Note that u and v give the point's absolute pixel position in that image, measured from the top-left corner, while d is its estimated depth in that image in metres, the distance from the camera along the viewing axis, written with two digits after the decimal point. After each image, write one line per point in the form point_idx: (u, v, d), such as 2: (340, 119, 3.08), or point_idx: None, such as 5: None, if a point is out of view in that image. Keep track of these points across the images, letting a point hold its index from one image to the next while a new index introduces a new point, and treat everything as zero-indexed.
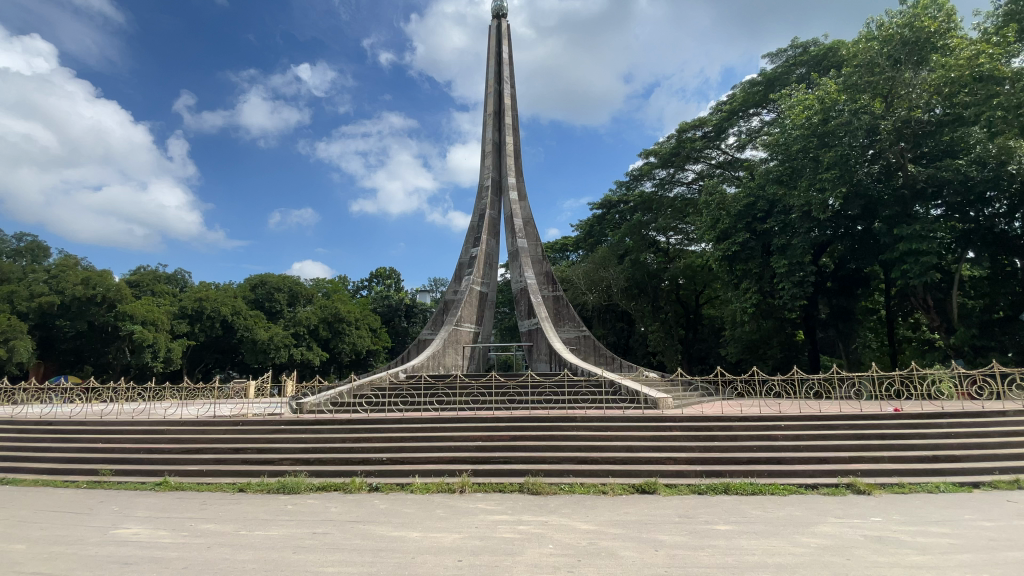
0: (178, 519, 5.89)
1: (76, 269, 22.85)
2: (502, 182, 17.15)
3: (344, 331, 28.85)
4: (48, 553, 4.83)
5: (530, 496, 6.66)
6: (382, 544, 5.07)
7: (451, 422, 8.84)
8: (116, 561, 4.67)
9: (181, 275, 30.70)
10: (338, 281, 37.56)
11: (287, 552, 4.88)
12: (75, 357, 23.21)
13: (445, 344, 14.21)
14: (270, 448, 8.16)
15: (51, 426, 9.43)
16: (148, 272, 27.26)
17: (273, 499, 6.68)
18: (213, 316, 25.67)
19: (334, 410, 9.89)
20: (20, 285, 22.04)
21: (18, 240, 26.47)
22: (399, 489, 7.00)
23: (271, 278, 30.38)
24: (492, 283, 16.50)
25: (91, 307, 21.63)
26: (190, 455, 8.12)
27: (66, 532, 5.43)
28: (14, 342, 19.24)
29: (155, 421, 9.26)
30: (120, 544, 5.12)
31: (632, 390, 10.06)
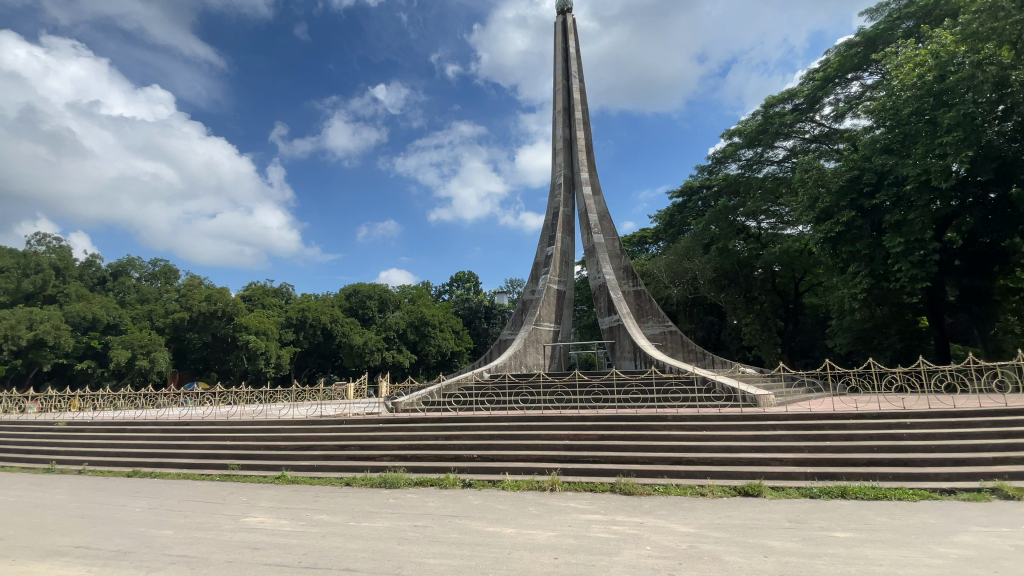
0: (295, 510, 6.45)
1: (200, 287, 25.87)
2: (575, 177, 16.98)
3: (430, 334, 30.20)
4: (193, 538, 5.50)
5: (623, 496, 6.50)
6: (478, 539, 5.21)
7: (539, 420, 8.90)
8: (246, 546, 5.21)
9: (285, 288, 33.74)
10: (422, 287, 39.34)
11: (390, 543, 5.16)
12: (202, 365, 26.27)
13: (525, 344, 14.32)
14: (370, 444, 8.72)
15: (189, 426, 10.80)
16: (259, 286, 30.19)
17: (375, 493, 7.11)
18: (315, 325, 28.08)
19: (426, 409, 10.39)
20: (157, 304, 25.41)
21: (154, 265, 30.45)
22: (491, 486, 7.16)
23: (363, 287, 32.46)
24: (570, 281, 16.36)
25: (214, 320, 24.41)
26: (303, 451, 8.89)
27: (205, 519, 6.17)
28: (155, 352, 22.19)
29: (272, 421, 10.27)
30: (249, 530, 5.71)
31: (727, 386, 9.50)
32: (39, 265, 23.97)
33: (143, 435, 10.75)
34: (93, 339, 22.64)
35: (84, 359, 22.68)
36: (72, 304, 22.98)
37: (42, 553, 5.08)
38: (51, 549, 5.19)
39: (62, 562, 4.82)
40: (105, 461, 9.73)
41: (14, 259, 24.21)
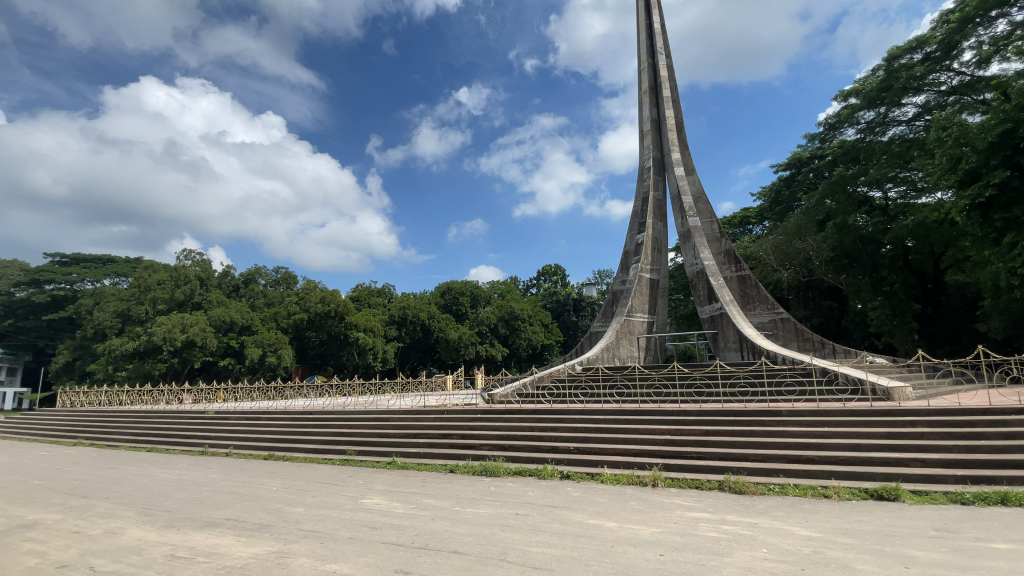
0: (407, 494, 6.91)
1: (315, 290, 28.57)
2: (665, 159, 16.23)
3: (521, 328, 30.76)
4: (320, 515, 6.11)
5: (733, 495, 6.10)
6: (579, 531, 5.20)
7: (637, 414, 8.67)
8: (365, 525, 5.67)
9: (387, 288, 36.11)
10: (511, 282, 40.09)
11: (495, 530, 5.33)
12: (320, 360, 28.93)
13: (617, 336, 13.98)
14: (470, 435, 9.08)
15: (311, 415, 12.00)
16: (365, 287, 32.60)
17: (478, 481, 7.39)
18: (415, 321, 29.92)
19: (521, 400, 10.60)
20: (281, 307, 28.49)
21: (276, 272, 34.01)
22: (590, 478, 7.11)
23: (456, 284, 33.81)
24: (664, 269, 15.69)
25: (329, 320, 26.84)
26: (410, 440, 9.51)
27: (330, 499, 6.82)
28: (281, 349, 25.00)
29: (381, 412, 11.10)
30: (366, 511, 6.22)
31: (853, 378, 8.56)
32: (187, 276, 27.91)
33: (274, 423, 12.15)
34: (231, 339, 25.98)
35: (224, 357, 26.04)
36: (214, 309, 26.51)
37: (203, 524, 5.94)
38: (209, 520, 6.06)
39: (219, 532, 5.60)
40: (246, 445, 11.15)
41: (169, 272, 28.45)
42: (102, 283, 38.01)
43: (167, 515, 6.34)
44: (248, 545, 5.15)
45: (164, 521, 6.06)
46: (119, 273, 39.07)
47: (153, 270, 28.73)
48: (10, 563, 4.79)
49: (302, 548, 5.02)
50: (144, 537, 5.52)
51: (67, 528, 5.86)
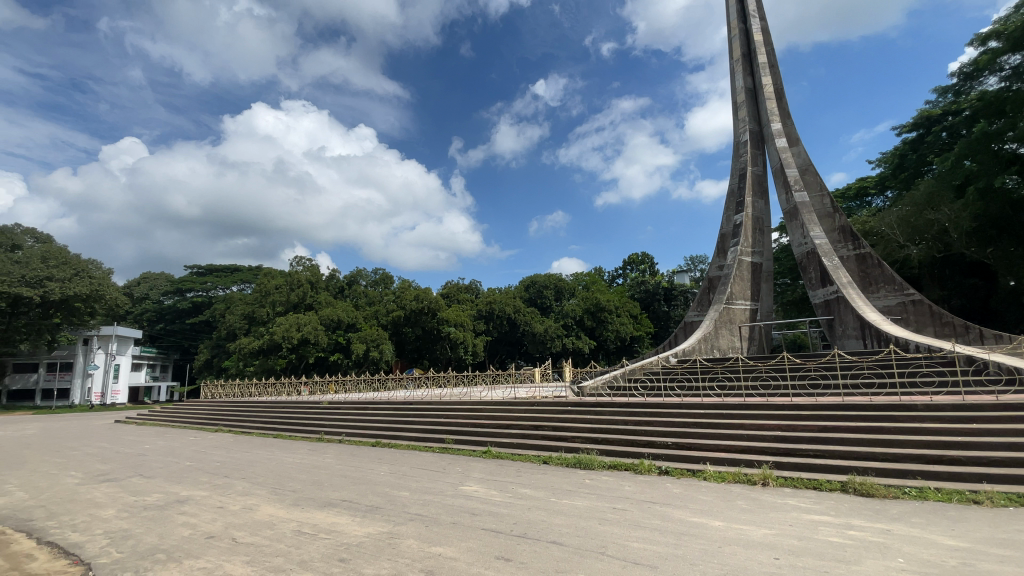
0: (503, 483, 7.07)
1: (409, 288, 30.26)
2: (764, 130, 14.97)
3: (608, 320, 30.18)
4: (425, 500, 6.46)
5: (859, 498, 5.48)
6: (683, 529, 4.96)
7: (740, 408, 8.12)
8: (466, 511, 5.89)
9: (474, 284, 37.21)
10: (596, 273, 39.52)
11: (592, 523, 5.27)
12: (417, 354, 30.30)
13: (716, 326, 13.17)
14: (562, 427, 9.08)
15: (411, 406, 12.72)
16: (454, 284, 33.76)
17: (572, 473, 7.37)
18: (501, 315, 30.61)
19: (613, 393, 10.39)
20: (380, 306, 30.67)
21: (374, 272, 36.20)
22: (691, 475, 6.78)
23: (540, 277, 34.01)
24: (766, 251, 14.51)
25: (423, 316, 28.37)
26: (503, 430, 9.74)
27: (432, 485, 7.19)
28: (382, 344, 26.88)
29: (475, 403, 11.50)
30: (466, 498, 6.46)
31: (1010, 366, 7.31)
32: (299, 280, 30.79)
33: (379, 412, 13.08)
34: (339, 336, 28.19)
35: (334, 352, 28.30)
36: (323, 310, 29.04)
37: (323, 503, 6.55)
38: (328, 500, 6.66)
39: (336, 512, 6.12)
40: (355, 433, 12.09)
41: (284, 277, 31.61)
42: (231, 289, 43.29)
43: (293, 494, 7.06)
44: (361, 525, 5.57)
45: (290, 500, 6.75)
46: (243, 280, 44.21)
47: (272, 276, 32.05)
48: (172, 532, 5.61)
49: (409, 529, 5.33)
50: (276, 513, 6.19)
51: (214, 503, 6.74)
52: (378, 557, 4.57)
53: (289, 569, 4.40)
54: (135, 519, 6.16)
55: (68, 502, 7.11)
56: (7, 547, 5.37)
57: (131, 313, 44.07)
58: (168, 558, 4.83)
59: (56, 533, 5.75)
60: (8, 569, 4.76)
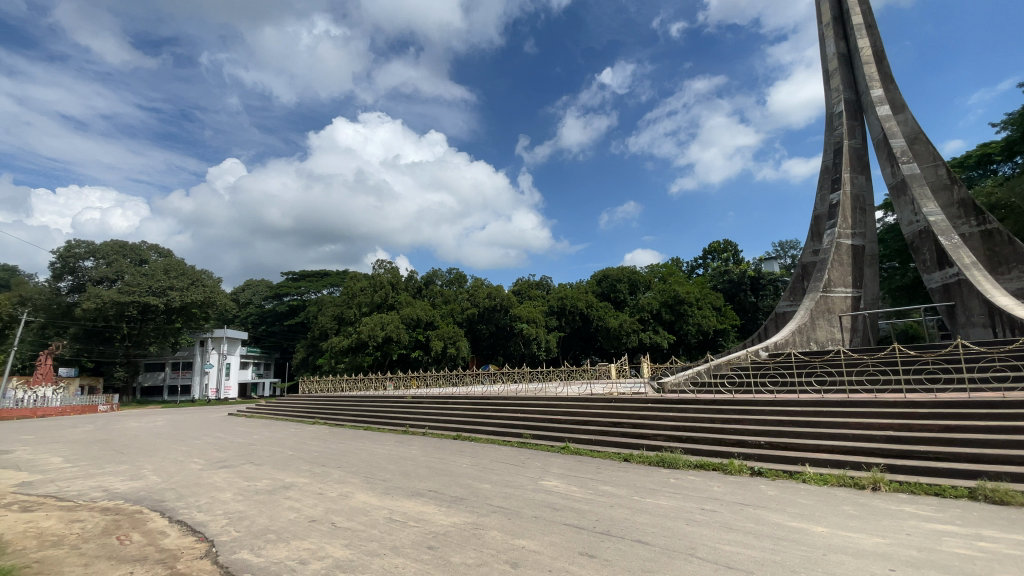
0: (583, 478, 7.03)
1: (481, 286, 30.94)
2: (862, 99, 13.56)
3: (687, 313, 28.88)
4: (506, 493, 6.58)
5: (993, 507, 4.81)
6: (779, 533, 4.64)
7: (842, 405, 7.44)
8: (547, 506, 5.92)
9: (545, 280, 37.17)
10: (673, 265, 37.98)
11: (679, 523, 5.07)
12: (491, 350, 30.97)
13: (812, 317, 12.15)
14: (643, 424, 8.84)
15: (489, 401, 13.00)
16: (525, 281, 33.92)
17: (655, 471, 7.15)
18: (573, 311, 30.35)
19: (696, 389, 9.93)
20: (455, 304, 31.68)
21: (449, 273, 37.36)
22: (787, 476, 6.32)
23: (612, 271, 33.32)
24: (870, 232, 13.15)
25: (496, 313, 29.13)
26: (582, 426, 9.67)
27: (512, 478, 7.30)
28: (458, 341, 27.74)
29: (552, 399, 11.52)
30: (546, 492, 6.49)
31: None
32: (381, 282, 32.53)
33: (459, 407, 13.51)
34: (418, 334, 29.39)
35: (414, 349, 29.62)
36: (403, 309, 30.44)
37: (410, 493, 6.87)
38: (415, 490, 6.98)
39: (423, 501, 6.41)
40: (437, 427, 12.57)
41: (368, 280, 33.55)
42: (321, 293, 46.74)
43: (383, 484, 7.49)
44: (447, 514, 5.78)
45: (380, 489, 7.16)
46: (332, 284, 47.50)
47: (357, 279, 34.20)
48: (279, 515, 6.16)
49: (493, 521, 5.45)
50: (369, 500, 6.59)
51: (315, 490, 7.32)
52: (464, 546, 4.72)
53: (382, 553, 4.67)
54: (249, 502, 6.84)
55: (194, 485, 8.06)
56: (147, 523, 6.18)
57: (239, 317, 48.98)
58: (278, 538, 5.32)
59: (186, 513, 6.54)
60: (150, 541, 5.48)
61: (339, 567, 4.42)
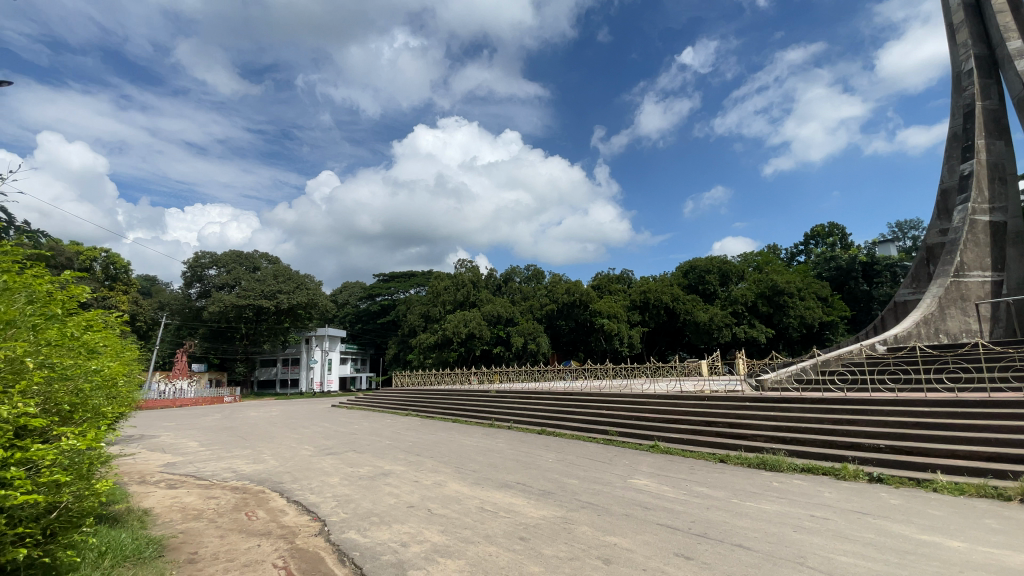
0: (674, 478, 6.79)
1: (561, 281, 30.83)
2: (998, 52, 11.66)
3: (787, 304, 26.65)
4: (595, 489, 6.53)
5: None
6: (905, 546, 4.17)
7: (982, 405, 6.48)
8: (638, 504, 5.79)
9: (627, 274, 36.08)
10: (769, 252, 35.21)
11: (784, 529, 4.73)
12: (572, 346, 30.89)
13: (941, 306, 10.68)
14: (740, 424, 8.33)
15: (573, 397, 12.92)
16: (605, 275, 33.19)
17: (755, 474, 6.72)
18: (658, 305, 29.19)
19: (801, 387, 9.17)
20: (535, 300, 31.89)
21: (527, 269, 37.56)
22: (913, 485, 5.64)
23: (700, 262, 31.70)
24: (1013, 206, 11.29)
25: (575, 308, 28.61)
26: (672, 424, 9.32)
27: (600, 475, 7.22)
28: (538, 337, 27.90)
29: (640, 396, 11.22)
30: (636, 491, 6.35)
31: None
32: (463, 281, 33.54)
33: (543, 402, 13.60)
34: (500, 330, 29.95)
35: (496, 345, 30.22)
36: (484, 306, 31.15)
37: (500, 484, 7.05)
38: (504, 482, 7.15)
39: (513, 493, 6.55)
40: (523, 421, 12.76)
41: (451, 279, 34.74)
42: (409, 292, 49.26)
43: (473, 474, 7.77)
44: (536, 507, 5.87)
45: (471, 479, 7.43)
46: (419, 283, 49.78)
47: (441, 278, 35.57)
48: (381, 500, 6.61)
49: (582, 516, 5.43)
50: (461, 490, 6.87)
51: (411, 477, 7.77)
52: (555, 539, 4.76)
53: (476, 541, 4.85)
54: (354, 487, 7.42)
55: (306, 469, 8.90)
56: (270, 501, 6.94)
57: (338, 316, 53.08)
58: (381, 521, 5.71)
59: (300, 494, 7.23)
60: (272, 518, 6.14)
61: (438, 552, 4.66)
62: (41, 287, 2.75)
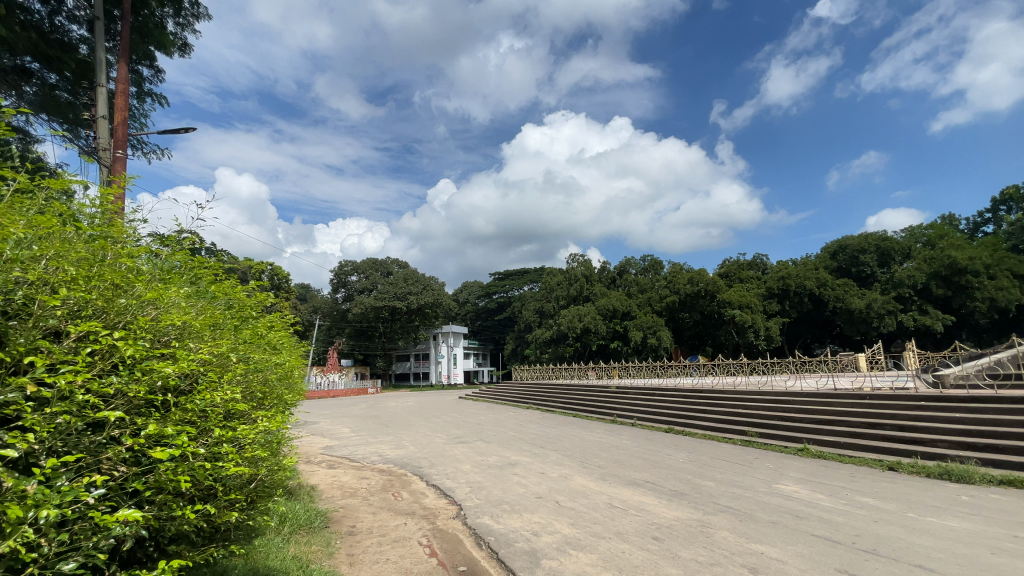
0: (830, 486, 6.02)
1: (681, 271, 29.11)
2: None
3: (972, 285, 22.20)
4: (734, 493, 6.05)
5: None
6: None
7: None
8: (787, 512, 5.24)
9: (760, 259, 32.78)
10: (942, 224, 29.60)
11: (980, 551, 3.94)
12: (698, 340, 29.06)
13: None
14: (914, 426, 7.10)
15: (702, 394, 12.11)
16: (733, 261, 30.61)
17: (936, 485, 5.69)
18: (800, 292, 26.13)
19: (997, 384, 7.52)
20: (654, 292, 30.57)
21: (644, 260, 36.09)
22: None
23: (851, 241, 27.77)
24: None
25: (700, 300, 26.79)
26: (824, 426, 8.28)
27: (740, 478, 6.68)
28: (659, 331, 26.74)
29: (782, 393, 10.14)
30: (783, 497, 5.75)
31: None
32: (576, 275, 33.25)
33: (669, 398, 12.97)
34: (616, 324, 29.22)
35: (613, 339, 29.54)
36: (599, 300, 30.61)
37: (628, 482, 6.88)
38: (632, 479, 6.97)
39: (642, 491, 6.35)
40: (647, 418, 12.29)
41: (564, 274, 34.75)
42: (524, 289, 50.45)
43: (599, 469, 7.68)
44: (669, 507, 5.62)
45: (598, 474, 7.36)
46: (532, 280, 50.73)
47: (554, 273, 35.84)
48: (510, 489, 6.86)
49: (721, 521, 5.07)
50: (588, 484, 6.84)
51: (538, 469, 7.93)
52: (692, 542, 4.50)
53: (607, 537, 4.79)
54: (484, 475, 7.80)
55: (441, 457, 9.57)
56: (411, 484, 7.59)
57: (459, 315, 56.24)
58: (512, 509, 5.93)
59: (437, 479, 7.80)
60: (415, 499, 6.70)
61: (569, 543, 4.70)
62: (234, 294, 3.30)
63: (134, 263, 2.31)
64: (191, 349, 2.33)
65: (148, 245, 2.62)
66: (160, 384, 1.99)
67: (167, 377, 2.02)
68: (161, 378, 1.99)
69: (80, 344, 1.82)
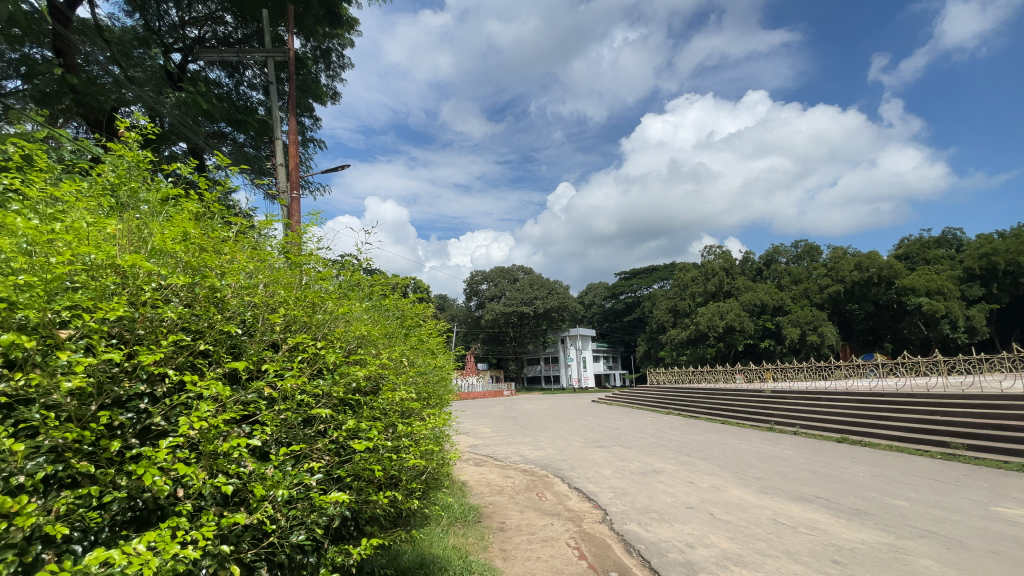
0: None
1: (845, 255, 25.12)
2: None
3: None
4: (935, 515, 5.05)
5: None
6: None
7: None
8: (1015, 541, 4.23)
9: (952, 234, 27.13)
10: None
11: None
12: (873, 335, 25.05)
13: None
14: None
15: (883, 398, 10.35)
16: (914, 241, 25.81)
17: None
18: (1014, 271, 21.08)
19: None
20: (811, 283, 27.10)
21: (795, 248, 32.07)
22: None
23: None
24: None
25: (872, 287, 23.06)
26: None
27: (943, 499, 5.55)
28: (822, 328, 23.71)
29: (997, 396, 8.22)
30: (1008, 523, 4.65)
31: None
32: (713, 269, 30.88)
33: (839, 403, 11.32)
34: (765, 321, 26.50)
35: (764, 338, 26.84)
36: (743, 295, 28.01)
37: (794, 496, 6.16)
38: (799, 494, 6.22)
39: (813, 508, 5.62)
40: (812, 426, 10.89)
41: (699, 269, 32.52)
42: (655, 287, 48.36)
43: (757, 481, 6.99)
44: (849, 528, 4.89)
45: (756, 487, 6.70)
46: (662, 277, 48.45)
47: (686, 269, 33.62)
48: (657, 496, 6.58)
49: (921, 547, 4.26)
50: (745, 497, 6.28)
51: (685, 478, 7.49)
52: (883, 569, 3.87)
53: (774, 555, 4.33)
54: (628, 481, 7.60)
55: (581, 460, 9.56)
56: (554, 486, 7.71)
57: (588, 317, 55.87)
58: (660, 518, 5.70)
59: (580, 482, 7.81)
60: (560, 501, 6.79)
61: (729, 558, 4.35)
62: (399, 305, 3.71)
63: (327, 284, 2.75)
64: (373, 353, 2.70)
65: (335, 266, 3.10)
66: (353, 385, 2.33)
67: (357, 380, 2.35)
68: (353, 381, 2.32)
69: (294, 352, 2.20)
